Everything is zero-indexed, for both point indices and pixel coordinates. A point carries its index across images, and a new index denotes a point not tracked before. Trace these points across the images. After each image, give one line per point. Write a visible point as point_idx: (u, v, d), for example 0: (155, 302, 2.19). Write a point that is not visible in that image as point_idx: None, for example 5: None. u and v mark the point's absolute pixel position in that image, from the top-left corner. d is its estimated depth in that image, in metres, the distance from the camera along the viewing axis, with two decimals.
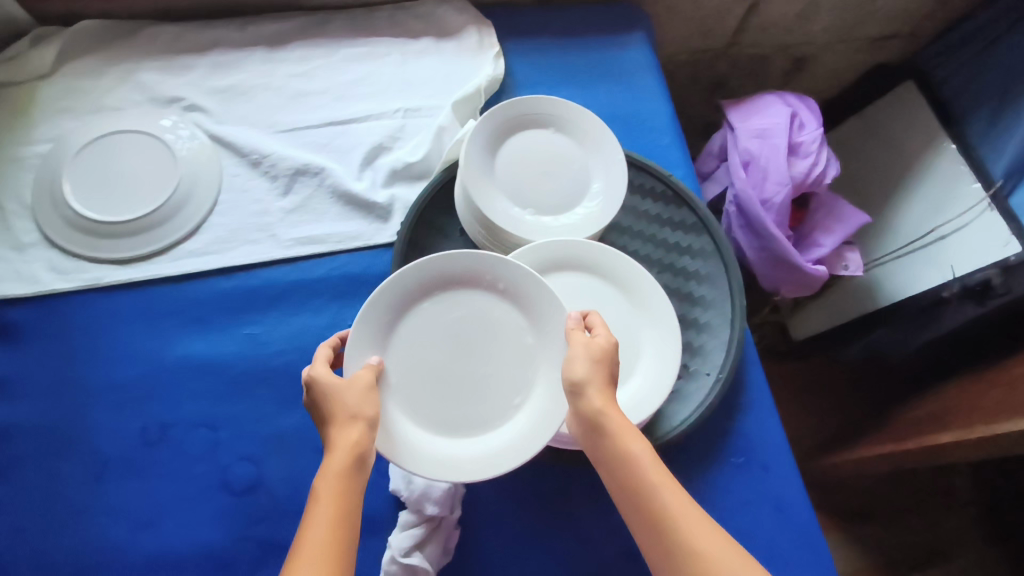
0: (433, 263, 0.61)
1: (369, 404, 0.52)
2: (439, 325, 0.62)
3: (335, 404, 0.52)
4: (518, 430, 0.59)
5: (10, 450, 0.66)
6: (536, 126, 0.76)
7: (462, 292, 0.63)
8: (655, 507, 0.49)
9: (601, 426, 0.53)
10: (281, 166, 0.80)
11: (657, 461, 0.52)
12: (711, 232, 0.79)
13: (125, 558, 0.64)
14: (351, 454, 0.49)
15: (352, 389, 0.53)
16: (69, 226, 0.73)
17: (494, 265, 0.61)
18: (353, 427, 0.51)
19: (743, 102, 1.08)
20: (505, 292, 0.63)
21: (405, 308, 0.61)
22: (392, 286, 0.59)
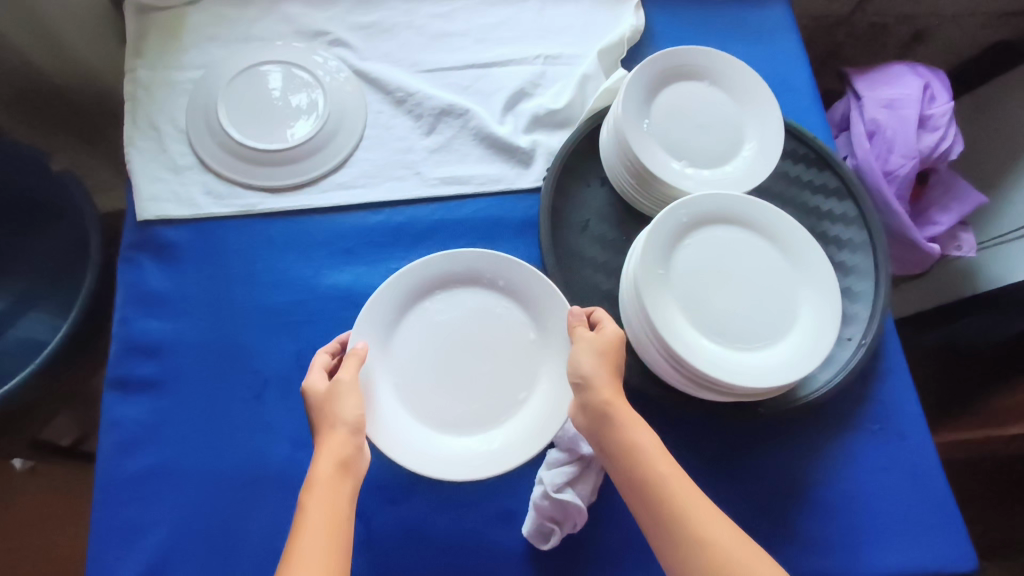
0: (440, 263, 0.67)
1: (360, 409, 0.56)
2: (433, 323, 0.67)
3: (334, 409, 0.56)
4: (522, 424, 0.64)
5: (174, 364, 0.68)
6: (692, 79, 0.75)
7: (468, 292, 0.68)
8: (663, 491, 0.52)
9: (609, 418, 0.56)
10: (427, 105, 0.80)
11: (658, 446, 0.55)
12: (856, 197, 0.78)
13: (285, 477, 0.65)
14: (334, 457, 0.53)
15: (349, 394, 0.56)
16: (224, 151, 0.75)
17: (500, 265, 0.67)
18: (344, 429, 0.55)
19: (869, 71, 1.01)
20: (505, 289, 0.68)
21: (408, 305, 0.67)
22: (393, 285, 0.65)
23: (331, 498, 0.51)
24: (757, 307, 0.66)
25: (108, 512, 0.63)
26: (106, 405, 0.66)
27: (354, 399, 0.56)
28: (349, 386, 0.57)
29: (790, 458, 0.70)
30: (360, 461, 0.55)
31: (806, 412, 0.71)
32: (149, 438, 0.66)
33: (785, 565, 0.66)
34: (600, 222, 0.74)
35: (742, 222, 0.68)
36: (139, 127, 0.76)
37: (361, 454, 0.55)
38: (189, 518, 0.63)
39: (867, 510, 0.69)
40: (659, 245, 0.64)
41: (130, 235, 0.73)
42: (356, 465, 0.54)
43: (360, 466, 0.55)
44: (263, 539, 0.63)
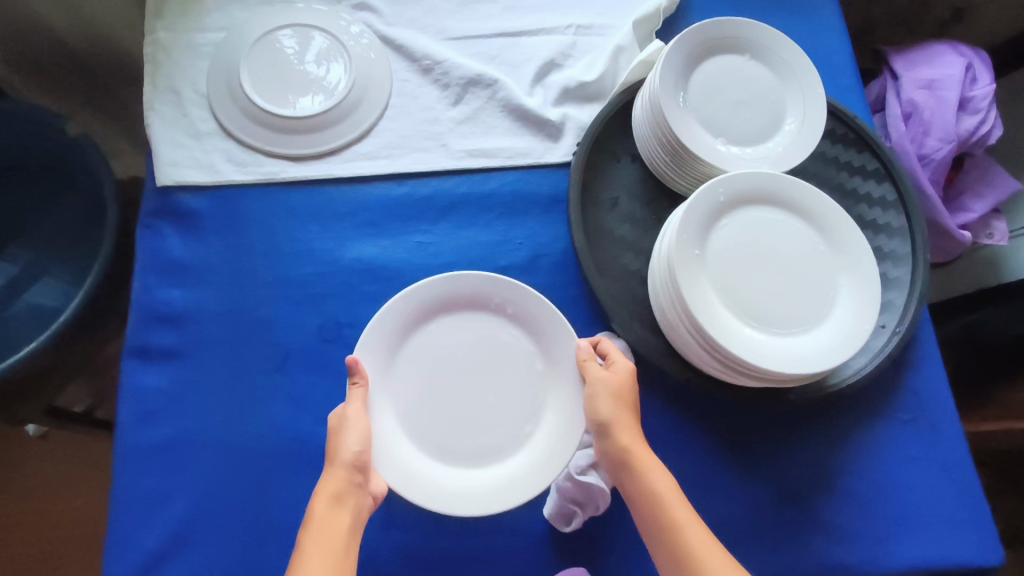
0: (445, 285, 0.64)
1: (362, 444, 0.56)
2: (436, 348, 0.64)
3: (336, 443, 0.56)
4: (528, 458, 0.61)
5: (195, 334, 0.67)
6: (732, 51, 0.72)
7: (474, 316, 0.65)
8: (674, 534, 0.54)
9: (629, 462, 0.57)
10: (454, 74, 0.78)
11: (679, 494, 0.56)
12: (896, 179, 0.75)
13: (306, 451, 0.64)
14: (329, 494, 0.54)
15: (352, 428, 0.57)
16: (246, 117, 0.73)
17: (509, 290, 0.64)
18: (342, 465, 0.55)
19: (908, 50, 0.97)
20: (513, 316, 0.65)
21: (412, 328, 0.64)
22: (395, 307, 0.62)
23: (325, 537, 0.52)
24: (794, 293, 0.64)
25: (128, 482, 0.62)
26: (126, 373, 0.65)
27: (357, 433, 0.56)
28: (355, 419, 0.57)
29: (818, 446, 0.69)
30: (361, 497, 0.55)
31: (836, 401, 0.70)
32: (169, 409, 0.65)
33: (808, 553, 0.65)
34: (630, 200, 0.72)
35: (781, 203, 0.66)
36: (158, 89, 0.74)
37: (361, 491, 0.55)
38: (210, 490, 0.62)
39: (893, 501, 0.68)
40: (695, 224, 0.62)
41: (149, 201, 0.71)
42: (353, 501, 0.54)
43: (360, 502, 0.55)
44: (282, 513, 0.62)
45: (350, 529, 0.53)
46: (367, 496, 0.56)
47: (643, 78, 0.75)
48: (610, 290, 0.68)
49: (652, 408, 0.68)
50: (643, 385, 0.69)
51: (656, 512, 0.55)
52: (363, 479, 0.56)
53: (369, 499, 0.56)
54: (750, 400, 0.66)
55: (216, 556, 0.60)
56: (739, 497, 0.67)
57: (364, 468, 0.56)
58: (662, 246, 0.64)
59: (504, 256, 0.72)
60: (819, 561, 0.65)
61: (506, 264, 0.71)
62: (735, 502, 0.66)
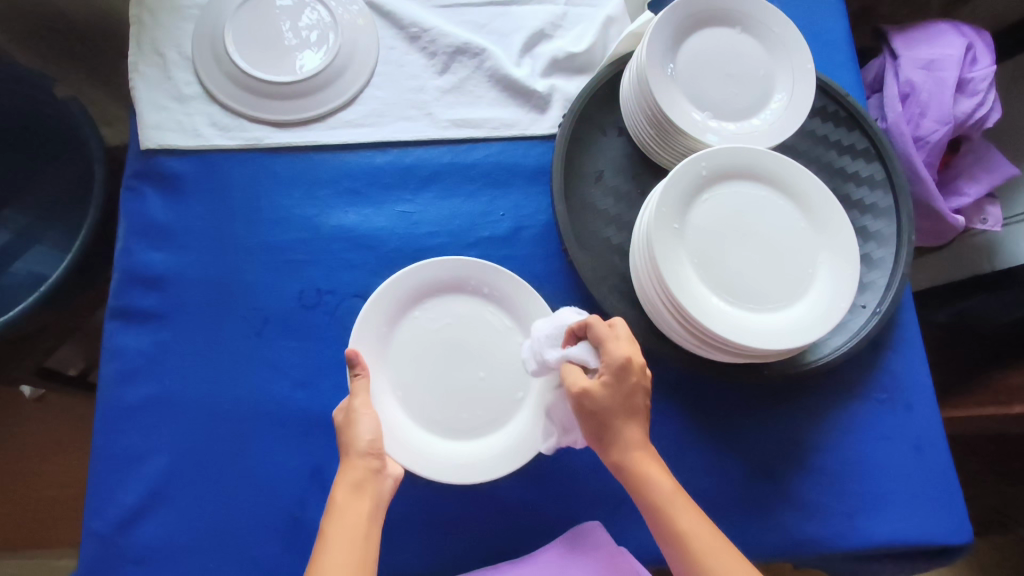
0: (424, 270, 0.65)
1: (374, 433, 0.55)
2: (422, 332, 0.65)
3: (348, 436, 0.55)
4: (525, 423, 0.63)
5: (175, 296, 0.68)
6: (722, 24, 0.71)
7: (456, 299, 0.66)
8: (666, 520, 0.54)
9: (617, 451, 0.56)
10: (441, 42, 0.77)
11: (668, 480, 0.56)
12: (884, 159, 0.75)
13: (282, 414, 0.65)
14: (349, 481, 0.53)
15: (364, 419, 0.55)
16: (230, 82, 0.72)
17: (484, 270, 0.65)
18: (358, 454, 0.54)
19: (909, 28, 0.95)
20: (491, 294, 0.66)
21: (400, 314, 0.65)
22: (380, 296, 0.63)
23: (347, 524, 0.50)
24: (776, 267, 0.64)
25: (108, 440, 0.63)
26: (107, 334, 0.66)
27: (368, 423, 0.55)
28: (363, 410, 0.56)
29: (791, 424, 0.69)
30: (379, 483, 0.54)
31: (813, 379, 0.70)
32: (150, 369, 0.65)
33: (776, 527, 0.66)
34: (615, 173, 0.71)
35: (766, 177, 0.65)
36: (142, 51, 0.73)
37: (380, 476, 0.55)
38: (190, 448, 0.64)
39: (863, 479, 0.68)
40: (676, 197, 0.62)
41: (132, 163, 0.71)
42: (373, 487, 0.53)
43: (379, 488, 0.54)
44: (258, 473, 0.63)
45: (372, 514, 0.52)
46: (386, 479, 0.55)
47: (632, 50, 0.74)
48: (590, 263, 0.68)
49: None
50: None
51: (641, 495, 0.55)
52: (380, 464, 0.55)
53: (389, 482, 0.55)
54: (726, 376, 0.66)
55: (193, 513, 0.62)
56: (711, 472, 0.67)
57: (380, 453, 0.55)
58: (644, 219, 0.63)
59: (485, 228, 0.72)
60: (786, 534, 0.66)
61: (488, 234, 0.71)
62: (705, 476, 0.67)
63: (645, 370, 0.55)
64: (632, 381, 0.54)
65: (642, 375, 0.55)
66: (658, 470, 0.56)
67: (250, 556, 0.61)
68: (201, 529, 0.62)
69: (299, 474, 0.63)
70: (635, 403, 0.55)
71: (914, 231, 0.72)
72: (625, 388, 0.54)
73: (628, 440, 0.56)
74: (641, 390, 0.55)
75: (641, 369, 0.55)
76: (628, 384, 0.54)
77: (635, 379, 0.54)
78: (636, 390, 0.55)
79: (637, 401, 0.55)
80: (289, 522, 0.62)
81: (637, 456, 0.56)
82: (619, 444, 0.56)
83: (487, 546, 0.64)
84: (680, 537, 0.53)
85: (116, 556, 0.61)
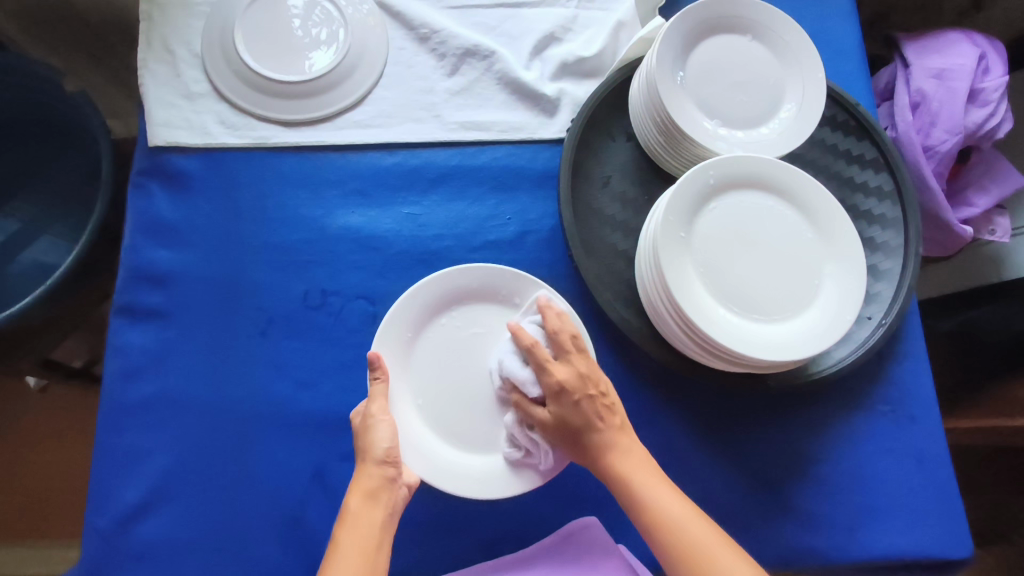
0: (453, 277, 0.65)
1: (391, 440, 0.55)
2: (449, 340, 0.65)
3: (365, 442, 0.55)
4: None
5: (181, 294, 0.68)
6: (733, 31, 0.71)
7: (484, 307, 0.66)
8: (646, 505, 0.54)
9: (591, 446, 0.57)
10: (451, 44, 0.77)
11: (646, 465, 0.57)
12: (893, 169, 0.74)
13: (285, 413, 0.65)
14: (363, 490, 0.53)
15: (381, 425, 0.55)
16: (239, 80, 0.72)
17: (512, 279, 0.65)
18: (374, 461, 0.54)
19: (921, 36, 0.94)
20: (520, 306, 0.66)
21: (426, 321, 0.65)
22: (405, 303, 0.63)
23: (359, 534, 0.51)
24: (780, 277, 0.63)
25: (112, 436, 0.64)
26: (113, 331, 0.66)
27: (385, 430, 0.55)
28: (380, 416, 0.56)
29: (793, 434, 0.69)
30: (394, 492, 0.55)
31: (817, 390, 0.70)
32: (155, 367, 0.66)
33: (776, 537, 0.66)
34: (622, 179, 0.71)
35: (771, 186, 0.65)
36: (152, 48, 0.73)
37: (394, 485, 0.55)
38: (193, 446, 0.64)
39: (864, 490, 0.68)
40: (682, 206, 0.62)
41: (140, 160, 0.71)
42: (387, 497, 0.54)
43: (394, 497, 0.54)
44: (260, 472, 0.63)
45: (384, 524, 0.52)
46: (400, 488, 0.55)
47: (642, 55, 0.73)
48: (595, 270, 0.68)
49: (631, 389, 0.69)
50: (624, 364, 0.69)
51: (623, 493, 0.56)
52: (396, 472, 0.55)
53: (402, 491, 0.56)
54: (729, 385, 0.66)
55: (196, 511, 0.62)
56: (712, 480, 0.67)
57: (396, 462, 0.55)
58: (649, 227, 0.63)
59: (491, 231, 0.72)
60: (786, 544, 0.66)
61: (493, 238, 0.71)
62: (706, 484, 0.67)
63: (583, 381, 0.56)
64: (575, 399, 0.56)
65: (582, 388, 0.56)
66: (638, 466, 0.56)
67: (251, 555, 0.62)
68: (203, 527, 0.62)
69: (301, 474, 0.64)
70: (585, 416, 0.56)
71: (921, 243, 0.71)
72: (570, 409, 0.56)
73: (597, 446, 0.57)
74: (589, 404, 0.56)
75: (579, 382, 0.56)
76: (570, 404, 0.56)
77: (575, 397, 0.56)
78: (583, 406, 0.56)
79: (588, 412, 0.56)
80: (290, 522, 0.63)
81: (610, 458, 0.57)
82: (590, 452, 0.57)
83: (487, 550, 0.64)
84: (666, 528, 0.53)
85: (118, 553, 0.61)
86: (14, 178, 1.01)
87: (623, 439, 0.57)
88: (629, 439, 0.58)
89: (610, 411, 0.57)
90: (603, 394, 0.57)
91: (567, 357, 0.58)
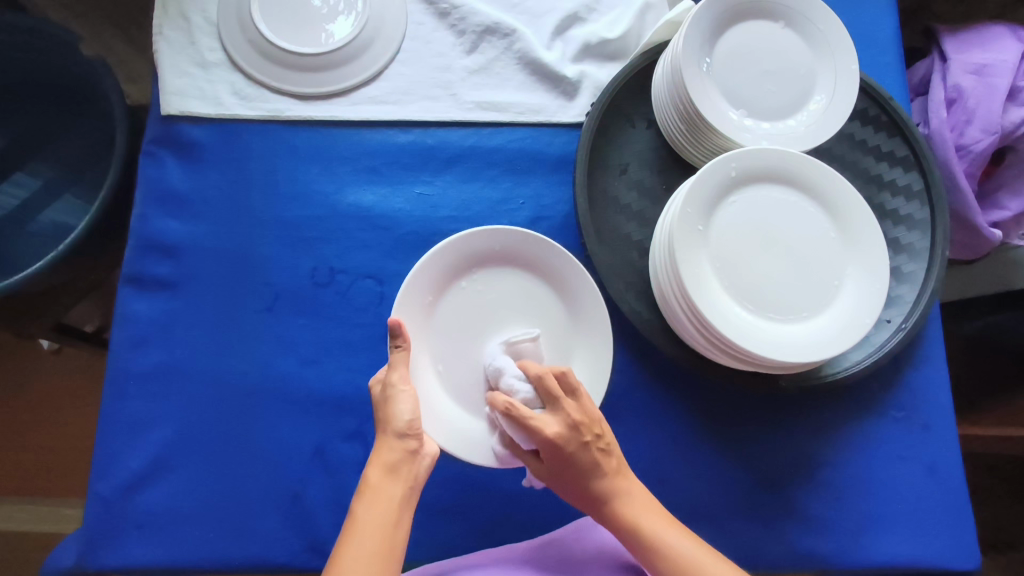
0: (472, 240, 0.63)
1: (413, 412, 0.53)
2: (468, 303, 0.64)
3: (386, 413, 0.54)
4: None
5: (188, 267, 0.67)
6: (765, 17, 0.68)
7: (505, 270, 0.65)
8: (657, 553, 0.52)
9: (580, 476, 0.53)
10: (471, 20, 0.75)
11: (654, 513, 0.54)
12: (924, 168, 0.71)
13: (290, 390, 0.65)
14: (383, 463, 0.52)
15: (401, 396, 0.54)
16: (255, 50, 0.71)
17: (536, 243, 0.64)
18: (394, 433, 0.53)
19: (962, 30, 0.89)
20: (542, 272, 0.65)
21: (443, 284, 0.64)
22: (425, 267, 0.62)
23: (377, 507, 0.49)
24: (799, 276, 0.62)
25: (118, 405, 0.64)
26: (121, 299, 0.66)
27: (406, 402, 0.54)
28: (400, 386, 0.55)
29: (802, 438, 0.68)
30: (416, 464, 0.53)
31: (832, 391, 0.68)
32: (161, 337, 0.66)
33: (779, 539, 0.65)
34: (640, 166, 0.69)
35: (795, 181, 0.63)
36: (168, 15, 0.72)
37: (416, 457, 0.53)
38: (195, 418, 0.64)
39: (872, 496, 0.67)
40: (702, 198, 0.60)
41: (153, 129, 0.70)
42: (407, 470, 0.52)
43: (416, 470, 0.53)
44: (260, 448, 0.63)
45: (404, 498, 0.51)
46: (423, 459, 0.54)
47: (668, 39, 0.70)
48: (607, 259, 0.66)
49: (638, 381, 0.68)
50: (633, 358, 0.68)
51: (634, 542, 0.53)
52: (418, 445, 0.53)
53: (426, 462, 0.54)
54: (739, 382, 0.64)
55: (197, 482, 0.63)
56: (715, 476, 0.66)
57: (417, 434, 0.54)
58: (666, 218, 0.61)
59: (504, 216, 0.71)
60: (788, 546, 0.65)
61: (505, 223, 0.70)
62: (707, 481, 0.66)
63: (576, 430, 0.52)
64: (569, 452, 0.52)
65: (575, 438, 0.52)
66: (640, 510, 0.54)
67: (249, 529, 0.62)
68: (204, 500, 0.62)
69: (302, 452, 0.64)
70: (585, 467, 0.53)
71: (948, 247, 0.69)
72: (567, 461, 0.53)
73: (599, 494, 0.54)
74: (587, 453, 0.53)
75: (571, 432, 0.52)
76: (566, 457, 0.52)
77: (570, 450, 0.52)
78: (579, 457, 0.53)
79: (589, 461, 0.53)
80: (290, 498, 0.63)
81: (614, 505, 0.54)
82: (590, 498, 0.54)
83: (484, 536, 0.64)
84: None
85: (120, 520, 0.62)
86: (30, 139, 1.01)
87: (623, 482, 0.55)
88: (627, 479, 0.55)
89: (608, 455, 0.54)
90: (599, 437, 0.54)
91: (559, 405, 0.53)
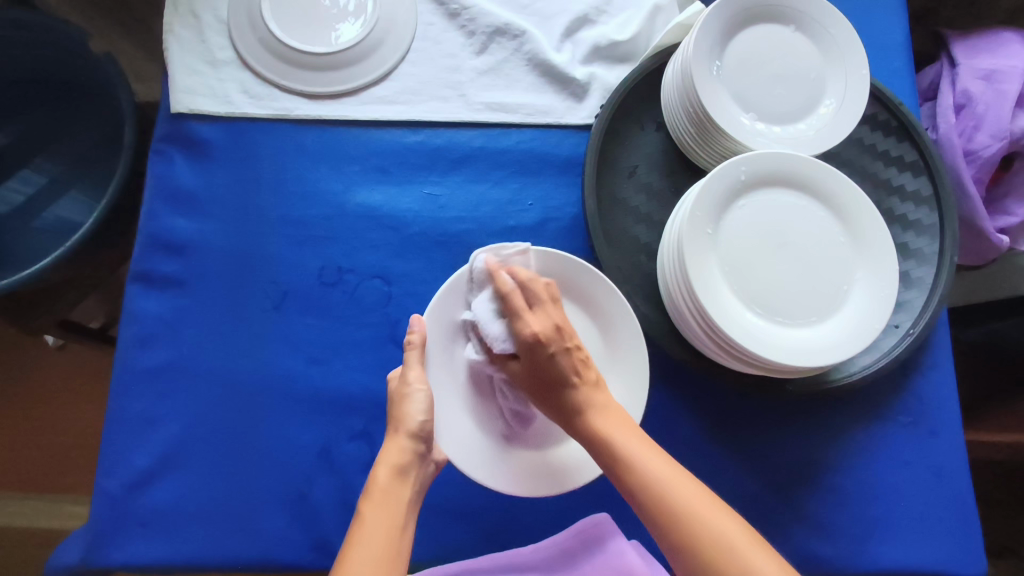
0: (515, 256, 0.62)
1: (425, 413, 0.54)
2: None
3: (400, 412, 0.54)
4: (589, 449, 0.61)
5: (196, 265, 0.67)
6: (775, 21, 0.68)
7: None
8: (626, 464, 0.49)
9: (552, 382, 0.53)
10: (481, 22, 0.75)
11: (626, 424, 0.52)
12: (932, 173, 0.71)
13: (296, 390, 0.65)
14: (392, 465, 0.52)
15: (416, 396, 0.55)
16: (265, 49, 0.71)
17: (576, 269, 0.62)
18: (407, 434, 0.53)
19: (973, 35, 0.89)
20: (577, 297, 0.64)
21: None
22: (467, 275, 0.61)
23: (386, 509, 0.49)
24: (806, 281, 0.61)
25: (123, 403, 0.64)
26: (128, 297, 0.67)
27: (421, 402, 0.55)
28: (415, 385, 0.56)
29: (809, 443, 0.67)
30: (421, 468, 0.54)
31: (839, 396, 0.68)
32: (167, 334, 0.66)
33: (784, 543, 0.65)
34: (649, 169, 0.69)
35: (802, 186, 0.63)
36: (178, 12, 0.72)
37: (421, 461, 0.54)
38: (201, 417, 0.64)
39: (878, 502, 0.67)
40: (710, 202, 0.60)
41: (162, 126, 0.71)
42: (415, 473, 0.53)
43: (421, 473, 0.54)
44: (266, 447, 0.63)
45: (409, 501, 0.51)
46: (428, 465, 0.55)
47: (677, 42, 0.70)
48: (615, 261, 0.66)
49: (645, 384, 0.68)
50: None
51: (601, 450, 0.51)
52: (426, 449, 0.54)
53: (430, 468, 0.55)
54: (745, 385, 0.64)
55: (203, 480, 0.63)
56: (721, 479, 0.66)
57: (427, 438, 0.54)
58: (675, 221, 0.61)
59: (512, 217, 0.71)
60: (795, 551, 0.65)
61: (513, 225, 0.70)
62: (713, 484, 0.66)
63: (559, 333, 0.53)
64: (551, 351, 0.52)
65: (557, 340, 0.53)
66: (611, 421, 0.52)
67: (254, 528, 0.62)
68: (209, 497, 0.62)
69: (308, 451, 0.64)
70: (562, 371, 0.53)
71: (957, 252, 0.68)
72: (543, 366, 0.53)
73: (571, 405, 0.53)
74: (565, 358, 0.53)
75: (555, 333, 0.53)
76: (545, 358, 0.53)
77: (550, 349, 0.52)
78: (557, 360, 0.53)
79: (566, 366, 0.53)
80: (296, 497, 0.62)
81: (585, 417, 0.52)
82: (565, 410, 0.53)
83: (490, 537, 0.64)
84: (649, 488, 0.47)
85: (125, 517, 0.62)
86: (37, 135, 1.01)
87: (599, 396, 0.53)
88: (605, 397, 0.54)
89: (586, 367, 0.54)
90: (577, 347, 0.54)
91: (543, 306, 0.54)
